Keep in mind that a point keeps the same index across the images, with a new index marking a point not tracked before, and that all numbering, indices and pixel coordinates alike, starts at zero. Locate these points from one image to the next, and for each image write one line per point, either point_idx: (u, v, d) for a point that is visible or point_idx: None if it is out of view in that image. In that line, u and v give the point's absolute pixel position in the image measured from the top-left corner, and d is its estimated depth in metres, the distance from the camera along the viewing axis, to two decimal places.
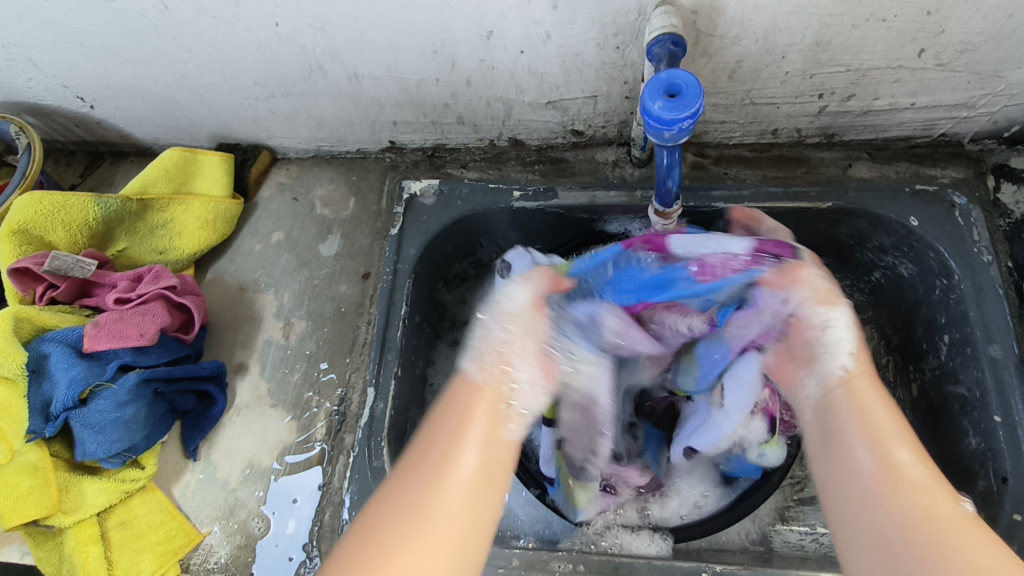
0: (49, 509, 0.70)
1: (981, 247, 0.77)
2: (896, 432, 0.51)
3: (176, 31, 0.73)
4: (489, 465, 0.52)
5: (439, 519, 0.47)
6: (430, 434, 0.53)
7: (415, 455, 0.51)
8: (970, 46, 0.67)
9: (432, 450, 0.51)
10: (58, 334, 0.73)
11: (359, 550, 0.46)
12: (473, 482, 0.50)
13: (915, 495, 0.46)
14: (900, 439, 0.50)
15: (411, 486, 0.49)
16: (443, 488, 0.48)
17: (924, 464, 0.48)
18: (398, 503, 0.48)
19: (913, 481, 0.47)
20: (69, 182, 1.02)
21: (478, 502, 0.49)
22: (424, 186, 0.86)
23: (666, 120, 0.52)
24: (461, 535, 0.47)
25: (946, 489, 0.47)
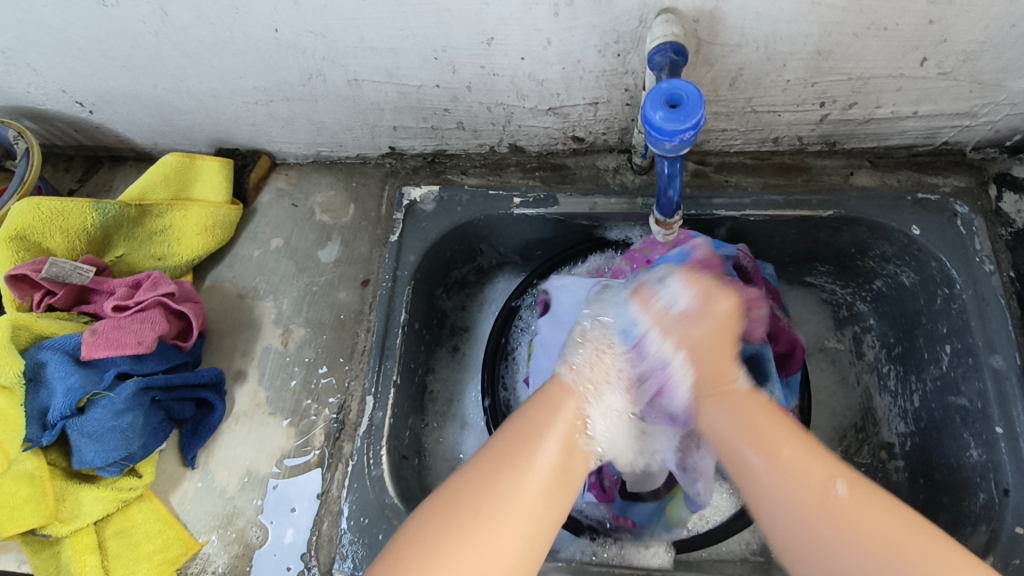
0: (46, 519, 0.70)
1: (983, 257, 0.76)
2: (767, 432, 0.53)
3: (175, 36, 0.73)
4: (569, 462, 0.54)
5: (523, 500, 0.50)
6: (519, 421, 0.56)
7: (505, 437, 0.54)
8: (972, 55, 0.67)
9: (521, 436, 0.53)
10: (56, 342, 0.72)
11: (443, 515, 0.49)
12: (554, 474, 0.52)
13: (797, 488, 0.49)
14: (779, 436, 0.52)
15: (499, 464, 0.51)
16: (529, 473, 0.51)
17: (782, 463, 0.50)
18: (483, 477, 0.50)
19: (784, 471, 0.50)
20: (67, 186, 1.02)
21: (556, 495, 0.52)
22: (424, 193, 0.87)
23: (667, 132, 0.51)
24: (539, 519, 0.50)
25: (817, 470, 0.49)
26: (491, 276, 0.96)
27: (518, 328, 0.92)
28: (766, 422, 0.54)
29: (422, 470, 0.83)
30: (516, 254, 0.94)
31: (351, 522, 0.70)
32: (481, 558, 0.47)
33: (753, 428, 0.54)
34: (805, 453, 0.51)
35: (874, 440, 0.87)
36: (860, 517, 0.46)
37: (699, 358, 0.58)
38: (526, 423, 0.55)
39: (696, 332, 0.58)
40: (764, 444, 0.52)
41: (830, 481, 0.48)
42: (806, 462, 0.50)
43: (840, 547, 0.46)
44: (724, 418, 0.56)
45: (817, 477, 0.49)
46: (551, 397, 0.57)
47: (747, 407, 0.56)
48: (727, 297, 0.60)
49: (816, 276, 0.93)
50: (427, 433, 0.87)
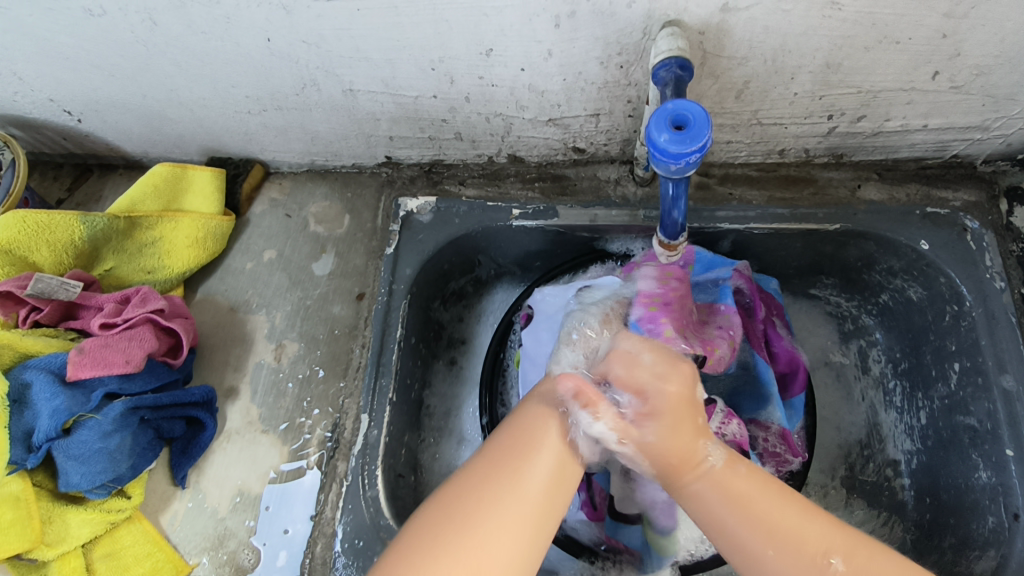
0: (32, 543, 0.67)
1: (994, 273, 0.74)
2: (754, 506, 0.47)
3: (164, 46, 0.70)
4: (568, 468, 0.49)
5: (513, 514, 0.45)
6: (514, 420, 0.51)
7: (498, 442, 0.49)
8: (986, 69, 0.65)
9: (515, 441, 0.49)
10: (41, 361, 0.71)
11: (428, 532, 0.44)
12: (549, 482, 0.47)
13: (795, 567, 0.44)
14: (776, 522, 0.46)
15: (488, 473, 0.47)
16: (521, 483, 0.46)
17: (778, 542, 0.45)
18: (472, 488, 0.46)
19: (775, 542, 0.45)
20: (55, 195, 0.99)
21: (551, 506, 0.47)
22: (421, 204, 0.84)
23: (672, 154, 0.50)
24: (534, 527, 0.45)
25: (814, 541, 0.45)
26: (489, 287, 0.94)
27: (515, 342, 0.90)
28: (755, 496, 0.47)
29: (418, 488, 0.81)
30: (514, 265, 0.91)
31: (345, 546, 0.69)
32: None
33: (748, 513, 0.47)
34: (800, 519, 0.46)
35: (880, 457, 0.86)
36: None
37: (661, 450, 0.50)
38: (520, 425, 0.50)
39: (659, 431, 0.50)
40: (758, 526, 0.46)
41: (828, 557, 0.45)
42: (803, 530, 0.45)
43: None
44: (726, 515, 0.47)
45: (810, 547, 0.45)
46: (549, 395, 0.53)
47: (735, 487, 0.48)
48: (682, 376, 0.52)
49: (821, 288, 0.91)
50: (423, 449, 0.85)
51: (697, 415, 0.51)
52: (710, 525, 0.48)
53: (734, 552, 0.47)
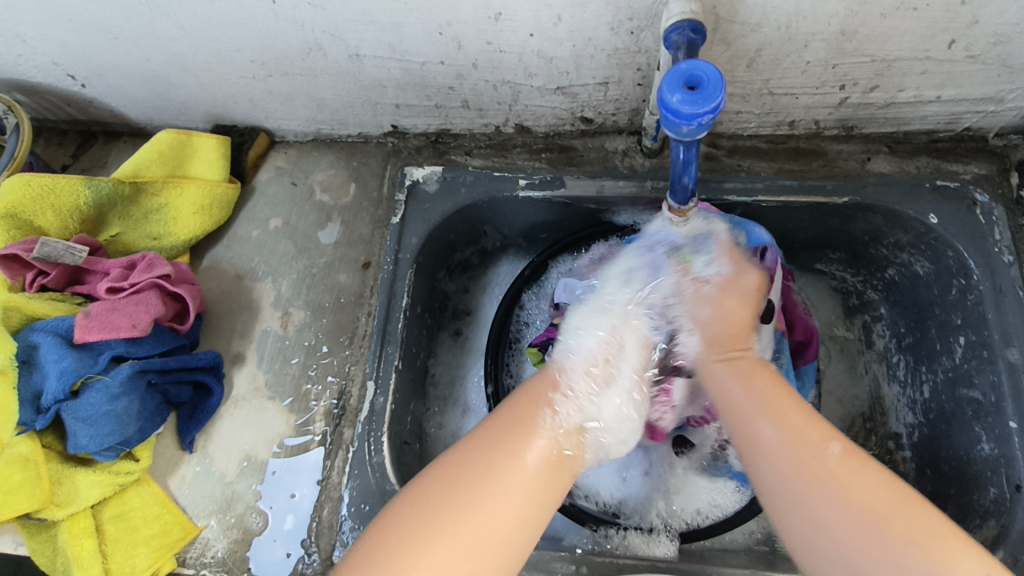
0: (41, 503, 0.69)
1: (1002, 247, 0.74)
2: (776, 403, 0.53)
3: (168, 7, 0.70)
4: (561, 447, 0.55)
5: (520, 479, 0.51)
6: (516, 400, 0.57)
7: (504, 415, 0.56)
8: (1003, 37, 0.64)
9: (517, 415, 0.56)
10: (49, 324, 0.71)
11: (440, 489, 0.50)
12: (545, 460, 0.53)
13: (797, 444, 0.50)
14: (786, 412, 0.52)
15: (498, 442, 0.53)
16: (522, 457, 0.52)
17: (788, 427, 0.51)
18: (483, 451, 0.52)
19: (779, 420, 0.52)
20: (60, 161, 0.99)
21: (546, 483, 0.52)
22: (427, 173, 0.84)
23: (685, 115, 0.49)
24: (533, 500, 0.51)
25: (815, 431, 0.50)
26: (495, 259, 0.94)
27: (519, 316, 0.90)
28: (764, 382, 0.56)
29: (423, 455, 0.82)
30: (520, 237, 0.91)
31: (351, 509, 0.69)
32: (486, 525, 0.48)
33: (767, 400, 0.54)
34: (808, 420, 0.51)
35: (882, 430, 0.86)
36: (850, 484, 0.47)
37: (714, 328, 0.61)
38: (523, 404, 0.57)
39: (730, 299, 0.62)
40: (766, 412, 0.53)
41: (828, 444, 0.49)
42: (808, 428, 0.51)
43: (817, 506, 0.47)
44: (735, 389, 0.56)
45: (814, 437, 0.50)
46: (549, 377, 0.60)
47: (755, 376, 0.56)
48: (753, 272, 0.66)
49: (827, 263, 0.91)
50: (428, 418, 0.85)
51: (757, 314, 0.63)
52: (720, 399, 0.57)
53: (744, 429, 0.54)
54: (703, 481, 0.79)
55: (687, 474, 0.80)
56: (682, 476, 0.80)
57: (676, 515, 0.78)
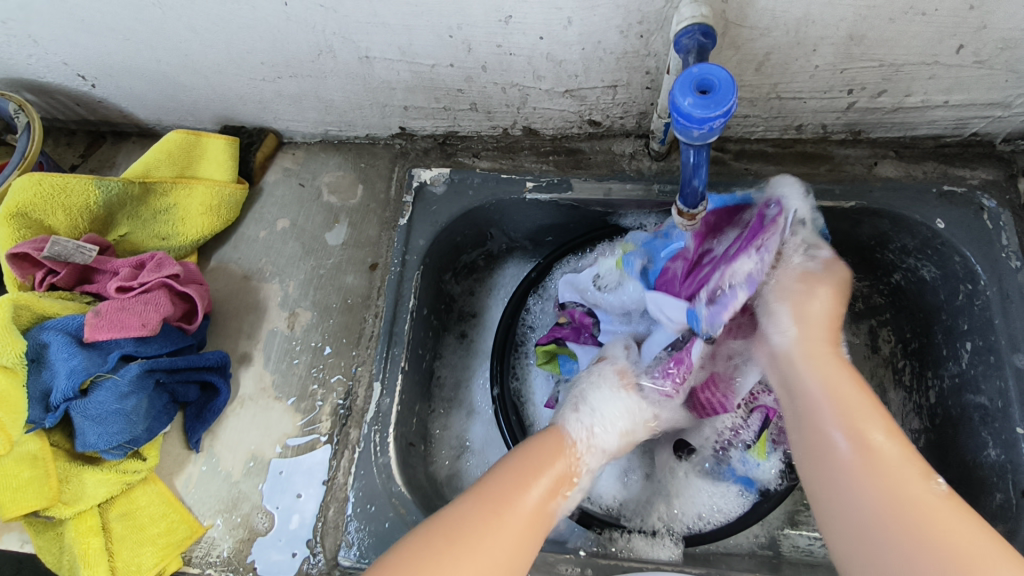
0: (49, 501, 0.69)
1: (1009, 253, 0.74)
2: (859, 409, 0.52)
3: (180, 9, 0.70)
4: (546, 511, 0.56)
5: (508, 539, 0.51)
6: (521, 459, 0.58)
7: (504, 472, 0.56)
8: (1011, 43, 0.64)
9: (514, 472, 0.56)
10: (59, 322, 0.72)
11: (433, 546, 0.50)
12: (531, 521, 0.54)
13: (886, 469, 0.48)
14: (865, 418, 0.51)
15: (495, 500, 0.53)
16: (512, 517, 0.53)
17: (874, 445, 0.50)
18: (478, 509, 0.52)
19: (857, 437, 0.51)
20: (69, 161, 0.99)
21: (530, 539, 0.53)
22: (434, 175, 0.84)
23: (696, 119, 0.50)
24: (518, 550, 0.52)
25: (903, 462, 0.49)
26: (501, 261, 0.94)
27: (526, 320, 0.89)
28: (854, 394, 0.53)
29: (429, 457, 0.82)
30: (526, 239, 0.91)
31: (357, 510, 0.69)
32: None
33: (853, 407, 0.52)
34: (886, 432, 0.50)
35: None
36: (945, 521, 0.45)
37: (815, 324, 0.58)
38: (525, 466, 0.57)
39: (806, 323, 0.58)
40: (843, 421, 0.52)
41: (931, 480, 0.48)
42: (901, 459, 0.49)
43: (856, 497, 0.48)
44: (816, 384, 0.55)
45: (904, 467, 0.48)
46: (554, 446, 0.60)
47: (843, 386, 0.54)
48: (835, 276, 0.61)
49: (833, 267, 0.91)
50: (433, 419, 0.85)
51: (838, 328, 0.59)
52: (800, 393, 0.55)
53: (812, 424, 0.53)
54: (705, 485, 0.78)
55: (686, 478, 0.78)
56: (684, 480, 0.79)
57: (677, 519, 0.77)
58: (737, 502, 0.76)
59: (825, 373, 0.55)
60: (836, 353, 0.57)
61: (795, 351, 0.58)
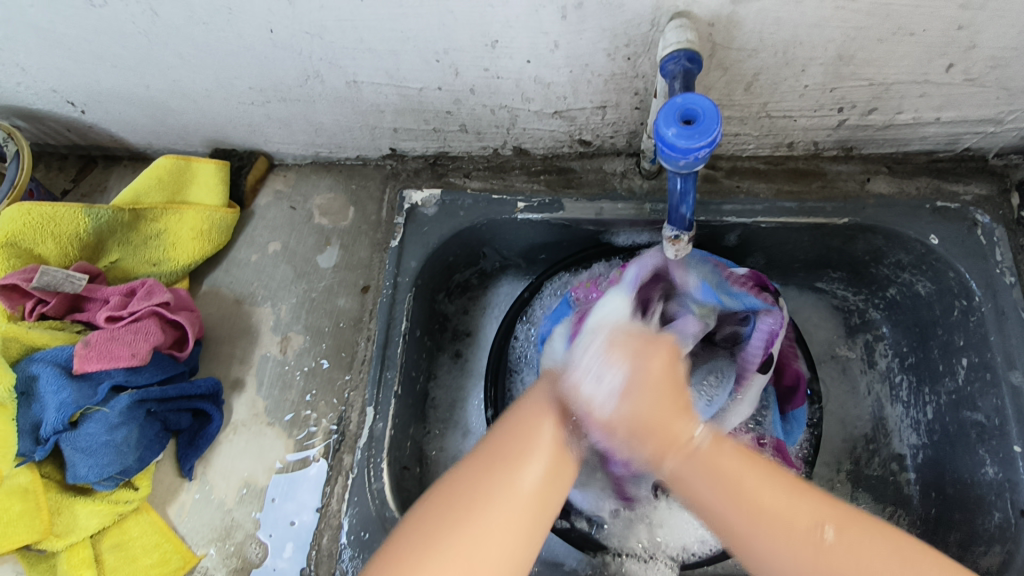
0: (41, 534, 0.69)
1: (1004, 268, 0.74)
2: (753, 491, 0.49)
3: (167, 37, 0.70)
4: (559, 462, 0.54)
5: (511, 509, 0.49)
6: (509, 422, 0.55)
7: (494, 440, 0.54)
8: (1001, 61, 0.64)
9: (510, 438, 0.54)
10: (48, 354, 0.72)
11: (431, 521, 0.49)
12: (541, 481, 0.52)
13: (786, 536, 0.47)
14: (762, 505, 0.48)
15: (488, 468, 0.51)
16: (513, 484, 0.51)
17: (765, 517, 0.48)
18: (475, 476, 0.51)
19: (767, 520, 0.48)
20: (60, 186, 0.99)
21: (540, 508, 0.51)
22: (425, 197, 0.83)
23: (680, 149, 0.50)
24: (522, 524, 0.49)
25: (804, 516, 0.48)
26: (494, 280, 0.94)
27: (513, 348, 0.88)
28: (733, 464, 0.50)
29: (423, 480, 0.81)
30: (519, 258, 0.91)
31: (351, 538, 0.69)
32: (487, 541, 0.48)
33: (739, 487, 0.49)
34: (793, 499, 0.49)
35: (885, 451, 0.85)
36: (859, 565, 0.46)
37: (642, 408, 0.52)
38: (517, 425, 0.55)
39: (636, 403, 0.52)
40: (749, 511, 0.48)
41: (820, 528, 0.48)
42: (794, 513, 0.48)
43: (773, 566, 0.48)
44: (705, 489, 0.50)
45: (801, 522, 0.48)
46: (543, 396, 0.57)
47: (721, 464, 0.50)
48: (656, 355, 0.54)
49: (828, 282, 0.90)
50: (427, 442, 0.85)
51: (678, 394, 0.53)
52: (697, 500, 0.51)
53: (722, 528, 0.50)
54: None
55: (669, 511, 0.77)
56: (667, 510, 0.77)
57: (660, 547, 0.76)
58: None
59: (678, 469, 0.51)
60: (686, 448, 0.51)
61: (625, 434, 0.52)
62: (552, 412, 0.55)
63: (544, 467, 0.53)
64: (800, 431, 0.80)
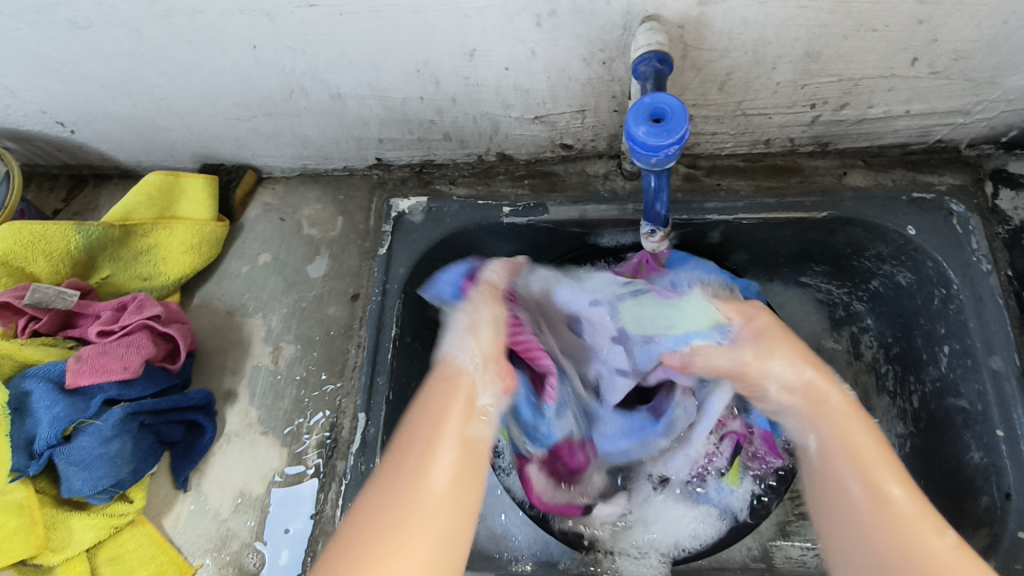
0: (36, 549, 0.69)
1: (980, 256, 0.75)
2: (878, 467, 0.51)
3: (152, 56, 0.71)
4: (468, 460, 0.52)
5: (419, 513, 0.47)
6: (404, 442, 0.52)
7: (404, 459, 0.51)
8: (965, 54, 0.66)
9: (403, 459, 0.51)
10: (41, 369, 0.73)
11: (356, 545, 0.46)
12: (451, 478, 0.50)
13: (893, 525, 0.47)
14: (881, 465, 0.50)
15: (387, 487, 0.49)
16: (420, 484, 0.49)
17: (883, 495, 0.49)
18: (383, 492, 0.49)
19: (890, 511, 0.48)
20: (52, 206, 1.01)
21: (452, 514, 0.48)
22: (412, 204, 0.84)
23: (651, 147, 0.51)
24: (436, 526, 0.47)
25: (924, 523, 0.47)
26: None
27: None
28: (872, 447, 0.52)
29: None
30: None
31: None
32: (425, 528, 0.46)
33: (872, 462, 0.51)
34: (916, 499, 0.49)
35: None
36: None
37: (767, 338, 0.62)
38: (415, 441, 0.52)
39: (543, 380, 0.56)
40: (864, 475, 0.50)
41: (942, 532, 0.47)
42: (914, 512, 0.48)
43: (865, 540, 0.48)
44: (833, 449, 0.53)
45: (916, 521, 0.47)
46: (438, 409, 0.55)
47: (851, 430, 0.54)
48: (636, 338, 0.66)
49: (812, 276, 0.91)
50: None
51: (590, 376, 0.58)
52: (822, 461, 0.54)
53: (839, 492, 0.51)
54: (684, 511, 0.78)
55: (663, 506, 0.78)
56: (662, 505, 0.79)
57: (654, 544, 0.76)
58: (714, 527, 0.77)
59: (807, 410, 0.57)
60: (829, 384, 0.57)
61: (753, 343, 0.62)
62: (448, 413, 0.54)
63: (452, 461, 0.51)
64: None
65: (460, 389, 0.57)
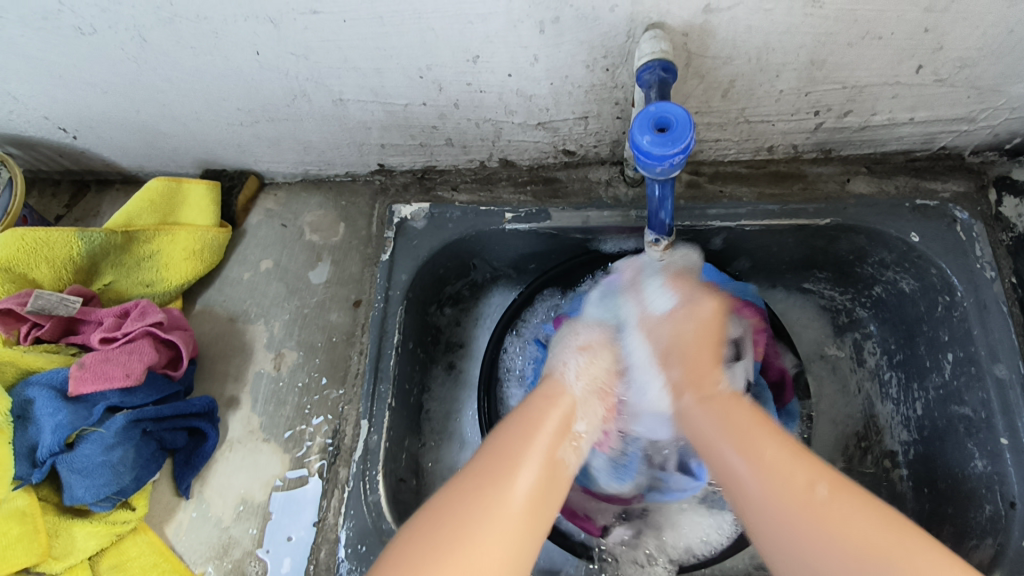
0: (39, 557, 0.69)
1: (984, 263, 0.75)
2: (747, 434, 0.52)
3: (156, 62, 0.71)
4: (550, 475, 0.53)
5: (502, 522, 0.48)
6: (492, 447, 0.53)
7: (482, 460, 0.52)
8: (969, 61, 0.66)
9: (494, 459, 0.52)
10: (43, 377, 0.73)
11: (426, 541, 0.46)
12: (532, 495, 0.50)
13: (768, 480, 0.48)
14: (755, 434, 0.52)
15: (471, 484, 0.50)
16: (506, 495, 0.49)
17: (758, 461, 0.49)
18: (464, 496, 0.49)
19: (767, 474, 0.48)
20: (54, 212, 1.01)
21: (531, 531, 0.49)
22: (414, 210, 0.84)
23: (656, 156, 0.51)
24: (514, 535, 0.48)
25: (799, 476, 0.47)
26: (486, 290, 0.94)
27: (503, 360, 0.88)
28: (747, 423, 0.53)
29: (420, 491, 0.82)
30: (510, 268, 0.91)
31: (348, 551, 0.69)
32: (495, 537, 0.47)
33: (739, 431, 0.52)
34: (777, 454, 0.49)
35: (877, 448, 0.86)
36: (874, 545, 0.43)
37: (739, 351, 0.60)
38: (504, 445, 0.53)
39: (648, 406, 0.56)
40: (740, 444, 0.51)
41: (813, 488, 0.47)
42: (790, 469, 0.48)
43: (754, 507, 0.48)
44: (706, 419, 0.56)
45: (795, 482, 0.47)
46: (529, 421, 0.56)
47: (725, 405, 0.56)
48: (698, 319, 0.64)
49: (815, 282, 0.91)
50: (423, 454, 0.85)
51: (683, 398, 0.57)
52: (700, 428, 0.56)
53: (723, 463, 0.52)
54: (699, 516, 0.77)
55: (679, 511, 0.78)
56: (676, 510, 0.78)
57: (664, 550, 0.77)
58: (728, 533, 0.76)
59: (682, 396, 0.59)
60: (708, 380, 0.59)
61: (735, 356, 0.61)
62: (544, 425, 0.56)
63: (535, 478, 0.51)
64: (794, 425, 0.80)
65: (558, 404, 0.58)
